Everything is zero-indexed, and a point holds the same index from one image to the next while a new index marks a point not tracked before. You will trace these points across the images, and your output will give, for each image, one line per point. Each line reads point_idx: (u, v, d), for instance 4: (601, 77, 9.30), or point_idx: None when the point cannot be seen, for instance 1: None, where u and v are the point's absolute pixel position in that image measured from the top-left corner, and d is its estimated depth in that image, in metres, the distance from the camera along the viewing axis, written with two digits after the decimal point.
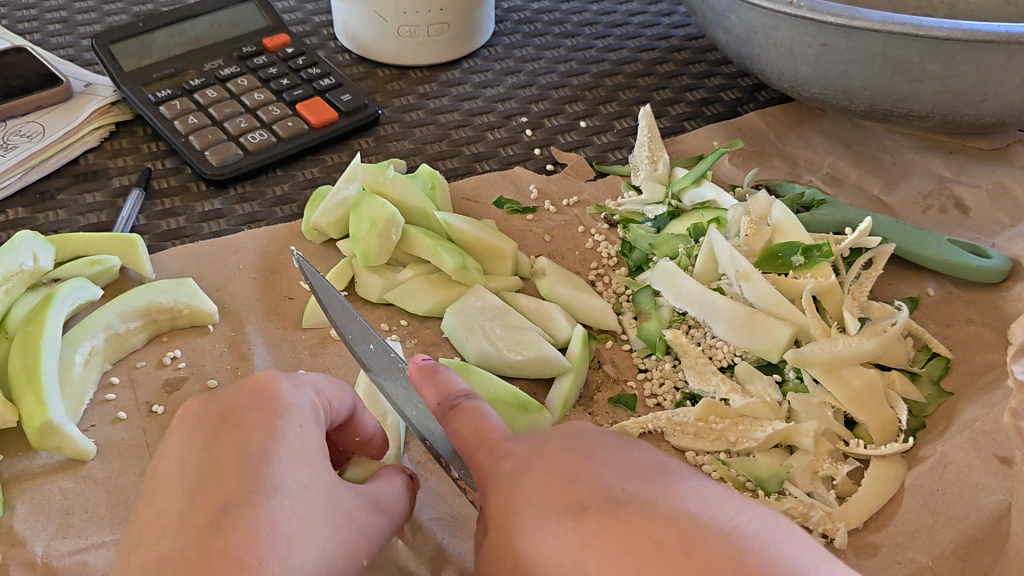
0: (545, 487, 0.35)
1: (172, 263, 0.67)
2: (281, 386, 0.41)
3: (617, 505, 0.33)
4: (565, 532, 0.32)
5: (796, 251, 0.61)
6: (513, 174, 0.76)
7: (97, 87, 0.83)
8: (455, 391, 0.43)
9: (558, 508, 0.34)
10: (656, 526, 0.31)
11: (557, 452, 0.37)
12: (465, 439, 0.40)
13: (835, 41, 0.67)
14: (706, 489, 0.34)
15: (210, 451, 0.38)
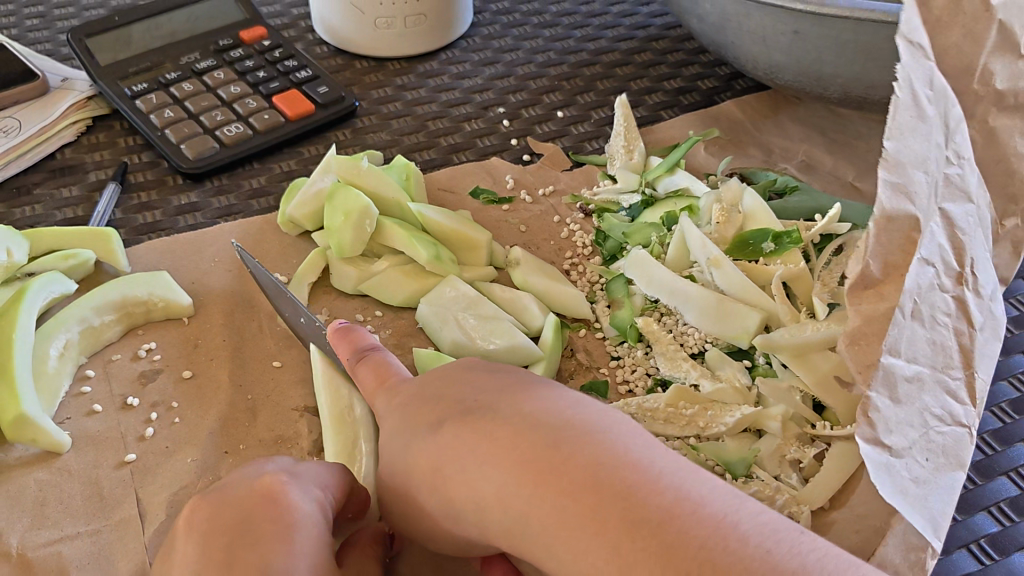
0: (427, 403, 0.44)
1: (148, 257, 0.67)
2: (290, 493, 0.43)
3: (472, 414, 0.41)
4: (445, 438, 0.41)
5: (766, 237, 0.61)
6: (490, 165, 0.77)
7: (74, 81, 0.83)
8: (366, 347, 0.50)
9: (437, 422, 0.42)
10: (499, 426, 0.39)
11: (442, 377, 0.45)
12: (369, 383, 0.48)
13: (806, 29, 0.67)
14: (551, 391, 0.42)
15: (228, 561, 0.39)
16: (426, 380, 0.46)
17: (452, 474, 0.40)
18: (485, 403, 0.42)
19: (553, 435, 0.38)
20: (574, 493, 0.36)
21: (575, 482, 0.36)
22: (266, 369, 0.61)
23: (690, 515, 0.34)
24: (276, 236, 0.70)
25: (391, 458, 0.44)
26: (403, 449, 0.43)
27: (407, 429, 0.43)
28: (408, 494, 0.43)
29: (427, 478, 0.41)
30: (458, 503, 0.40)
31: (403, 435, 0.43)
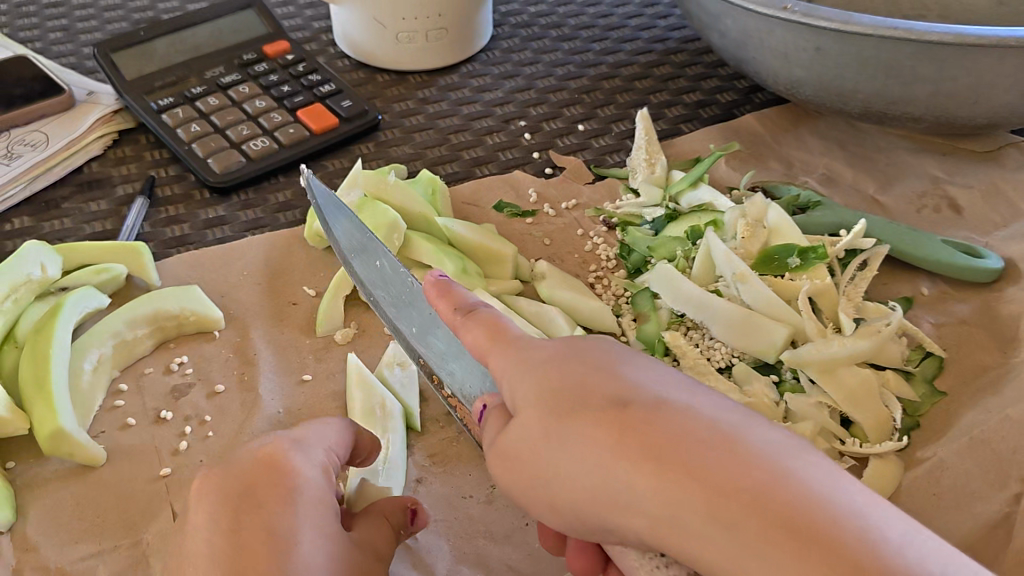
0: (569, 389, 0.36)
1: (178, 271, 0.68)
2: (295, 461, 0.45)
3: (625, 406, 0.34)
4: (596, 431, 0.34)
5: (792, 253, 0.62)
6: (513, 178, 0.77)
7: (100, 95, 0.84)
8: (473, 301, 0.41)
9: (582, 412, 0.35)
10: (657, 420, 0.33)
11: (585, 359, 0.37)
12: (480, 345, 0.40)
13: (828, 45, 0.68)
14: (710, 397, 0.35)
15: (238, 528, 0.41)
16: (561, 356, 0.37)
17: (604, 484, 0.34)
18: (648, 397, 0.35)
19: (745, 467, 0.31)
20: (763, 523, 0.30)
21: (775, 511, 0.30)
22: (296, 382, 0.62)
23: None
24: (304, 250, 0.71)
25: (517, 450, 0.37)
26: (535, 442, 0.36)
27: (542, 417, 0.36)
28: (538, 487, 0.36)
29: (537, 466, 0.36)
30: (605, 507, 0.34)
31: (537, 423, 0.36)
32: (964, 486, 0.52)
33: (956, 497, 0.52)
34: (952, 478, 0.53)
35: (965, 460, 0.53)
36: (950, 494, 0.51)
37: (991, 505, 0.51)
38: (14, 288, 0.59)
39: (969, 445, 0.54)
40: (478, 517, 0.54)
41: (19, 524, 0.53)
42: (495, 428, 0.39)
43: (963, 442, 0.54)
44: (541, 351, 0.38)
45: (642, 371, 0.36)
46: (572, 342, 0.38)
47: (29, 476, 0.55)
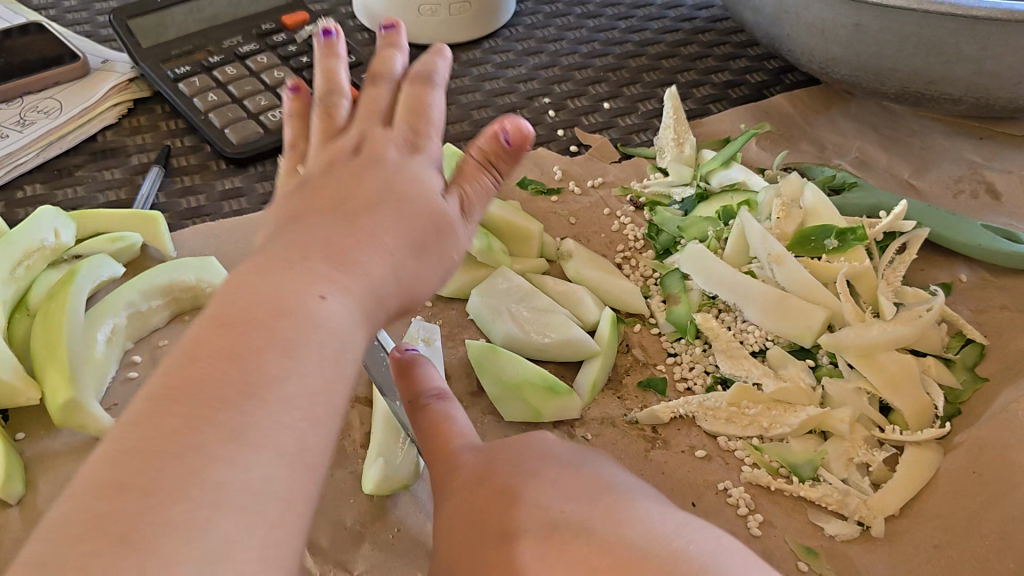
0: (484, 516, 0.37)
1: (194, 242, 0.66)
2: (427, 79, 0.47)
3: (537, 532, 0.35)
4: (515, 562, 0.34)
5: (830, 234, 0.60)
6: (537, 155, 0.75)
7: (115, 64, 0.82)
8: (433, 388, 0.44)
9: (497, 535, 0.36)
10: (572, 544, 0.34)
11: (496, 476, 0.39)
12: (429, 439, 0.42)
13: (869, 21, 0.65)
14: (639, 507, 0.35)
15: (346, 168, 0.40)
16: (483, 466, 0.40)
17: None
18: (555, 517, 0.35)
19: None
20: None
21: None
22: None
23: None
24: None
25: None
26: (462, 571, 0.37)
27: (459, 556, 0.37)
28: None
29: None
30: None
31: (458, 563, 0.37)
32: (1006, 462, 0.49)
33: (997, 473, 0.49)
34: (991, 456, 0.50)
35: (1004, 434, 0.51)
36: (993, 476, 0.49)
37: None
38: (27, 255, 0.58)
39: (1006, 419, 0.52)
40: None
41: (28, 496, 0.51)
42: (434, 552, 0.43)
43: (997, 418, 0.52)
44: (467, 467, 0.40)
45: (555, 483, 0.38)
46: (489, 455, 0.41)
47: (39, 447, 0.53)
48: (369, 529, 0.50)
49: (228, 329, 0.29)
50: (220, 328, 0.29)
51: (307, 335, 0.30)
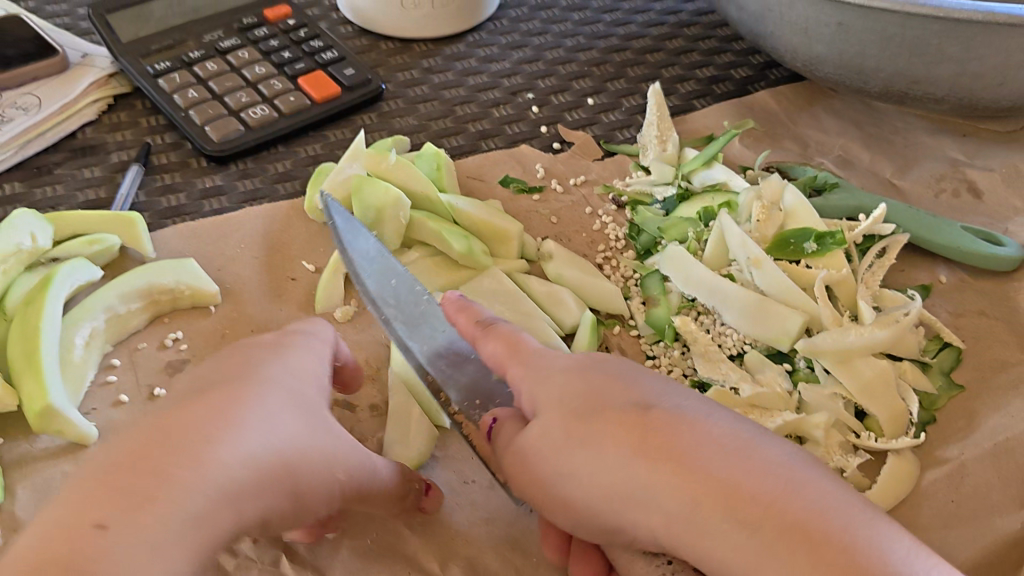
0: (584, 404, 0.41)
1: (174, 242, 0.66)
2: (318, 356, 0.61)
3: (636, 418, 0.39)
4: (617, 442, 0.38)
5: (808, 238, 0.60)
6: (520, 153, 0.75)
7: (95, 57, 0.81)
8: (491, 316, 0.48)
9: (605, 418, 0.39)
10: (669, 437, 0.38)
11: (594, 376, 0.42)
12: (498, 355, 0.46)
13: (851, 20, 0.65)
14: (730, 425, 0.39)
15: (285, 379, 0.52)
16: (577, 380, 0.42)
17: (618, 486, 0.38)
18: (670, 407, 0.39)
19: (750, 476, 0.36)
20: (788, 537, 0.34)
21: (813, 554, 0.33)
22: None
23: (848, 542, 0.33)
24: (303, 224, 0.69)
25: (537, 449, 0.41)
26: (552, 448, 0.40)
27: (560, 435, 0.40)
28: (558, 490, 0.40)
29: (552, 467, 0.40)
30: (623, 510, 0.38)
31: (553, 437, 0.40)
32: (985, 493, 0.51)
33: (975, 506, 0.50)
34: (971, 485, 0.51)
35: (986, 467, 0.52)
36: (969, 505, 0.50)
37: (1012, 521, 0.49)
38: (4, 258, 0.57)
39: (994, 450, 0.53)
40: (484, 507, 0.52)
41: (7, 504, 0.51)
42: (507, 436, 0.44)
43: (985, 447, 0.53)
44: (559, 363, 0.44)
45: (642, 381, 0.42)
46: (582, 359, 0.44)
47: (18, 453, 0.53)
48: (346, 533, 0.50)
49: (125, 474, 0.34)
50: (116, 478, 0.34)
51: (146, 521, 0.33)
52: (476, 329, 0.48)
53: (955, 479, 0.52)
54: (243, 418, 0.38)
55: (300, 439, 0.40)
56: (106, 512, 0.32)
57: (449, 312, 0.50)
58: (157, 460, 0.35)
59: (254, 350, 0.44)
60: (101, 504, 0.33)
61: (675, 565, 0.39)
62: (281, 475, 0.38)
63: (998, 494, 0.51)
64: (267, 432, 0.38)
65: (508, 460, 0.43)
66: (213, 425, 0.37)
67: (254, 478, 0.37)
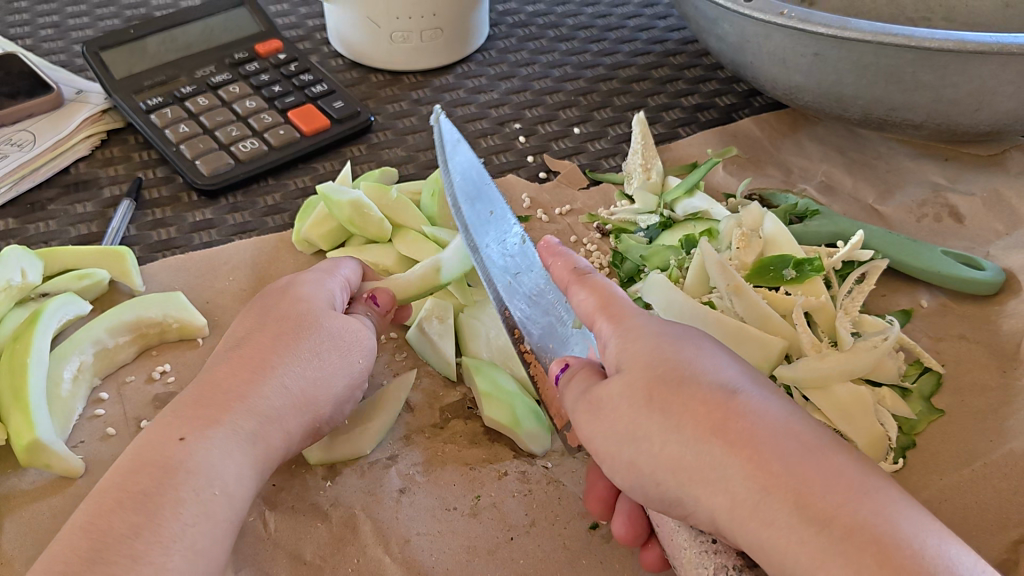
0: (666, 371, 0.42)
1: (163, 276, 0.67)
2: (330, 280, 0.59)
3: (721, 394, 0.40)
4: (700, 413, 0.39)
5: (787, 264, 0.61)
6: (506, 183, 0.76)
7: (89, 94, 0.83)
8: (587, 268, 0.49)
9: (688, 395, 0.40)
10: (752, 422, 0.39)
11: (681, 346, 0.43)
12: (589, 307, 0.47)
13: (827, 51, 0.66)
14: (801, 420, 0.40)
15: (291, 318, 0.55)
16: (660, 345, 0.43)
17: (689, 460, 0.39)
18: (757, 397, 0.40)
19: (823, 476, 0.37)
20: (852, 539, 0.35)
21: (880, 557, 0.34)
22: None
23: (916, 551, 0.34)
24: (291, 255, 0.70)
25: (611, 406, 0.42)
26: (630, 409, 0.41)
27: (638, 395, 0.41)
28: (628, 450, 0.42)
29: (625, 424, 0.42)
30: (690, 485, 0.39)
31: (630, 396, 0.42)
32: (961, 513, 0.51)
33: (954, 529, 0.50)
34: (950, 508, 0.51)
35: (963, 491, 0.52)
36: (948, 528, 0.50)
37: (991, 543, 0.49)
38: None
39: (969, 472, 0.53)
40: (462, 532, 0.53)
41: None
42: (581, 385, 0.45)
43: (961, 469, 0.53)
44: (649, 327, 0.45)
45: (721, 359, 0.43)
46: (670, 326, 0.45)
47: (6, 487, 0.54)
48: (328, 563, 0.50)
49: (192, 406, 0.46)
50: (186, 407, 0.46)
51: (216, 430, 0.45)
52: (572, 277, 0.48)
53: (934, 504, 0.52)
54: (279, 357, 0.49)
55: (330, 371, 0.51)
56: (185, 432, 0.44)
57: (548, 255, 0.51)
58: (212, 396, 0.46)
59: (286, 290, 0.54)
60: (176, 426, 0.45)
61: (718, 545, 0.42)
62: (315, 399, 0.50)
63: (976, 516, 0.51)
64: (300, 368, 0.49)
65: (578, 410, 0.45)
66: (255, 366, 0.48)
67: (288, 405, 0.48)
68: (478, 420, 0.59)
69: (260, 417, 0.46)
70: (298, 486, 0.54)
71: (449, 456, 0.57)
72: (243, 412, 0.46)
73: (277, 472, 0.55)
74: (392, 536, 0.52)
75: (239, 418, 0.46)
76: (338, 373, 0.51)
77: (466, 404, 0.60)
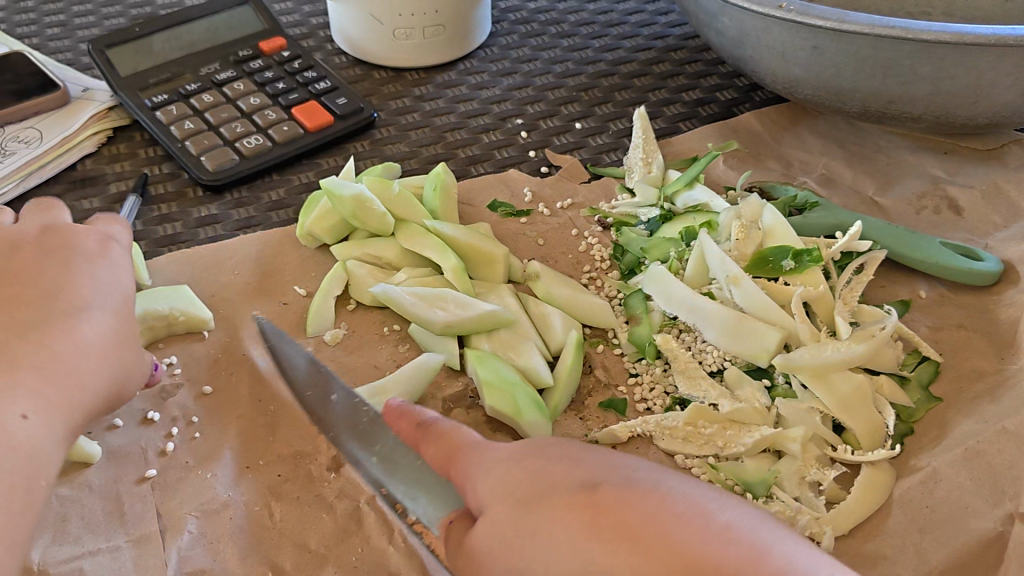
0: (534, 483, 0.36)
1: (169, 269, 0.67)
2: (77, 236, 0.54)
3: (591, 491, 0.35)
4: (569, 516, 0.34)
5: (786, 255, 0.62)
6: (508, 177, 0.77)
7: (95, 92, 0.83)
8: (433, 417, 0.43)
9: (551, 502, 0.35)
10: (627, 512, 0.33)
11: (540, 454, 0.38)
12: (440, 456, 0.41)
13: (825, 44, 0.66)
14: (690, 491, 0.35)
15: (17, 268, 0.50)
16: (517, 456, 0.38)
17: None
18: (622, 480, 0.35)
19: (721, 551, 0.32)
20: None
21: None
22: None
23: None
24: (295, 250, 0.70)
25: (490, 556, 0.35)
26: (505, 548, 0.35)
27: (509, 521, 0.35)
28: None
29: (502, 564, 0.35)
30: None
31: (504, 523, 0.35)
32: (955, 497, 0.51)
33: (950, 511, 0.51)
34: (945, 490, 0.52)
35: (961, 474, 0.52)
36: (944, 511, 0.51)
37: (986, 524, 0.50)
38: None
39: (966, 456, 0.53)
40: None
41: None
42: (456, 539, 0.38)
43: (957, 452, 0.53)
44: (505, 451, 0.39)
45: (594, 459, 0.37)
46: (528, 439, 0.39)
47: None
48: (333, 550, 0.51)
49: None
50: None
51: (29, 377, 0.45)
52: (418, 431, 0.42)
53: (931, 487, 0.52)
54: (73, 321, 0.48)
55: (127, 337, 0.51)
56: (11, 402, 0.43)
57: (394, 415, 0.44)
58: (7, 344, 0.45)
59: (80, 258, 0.52)
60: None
61: None
62: (111, 356, 0.49)
63: (973, 499, 0.51)
64: (93, 331, 0.49)
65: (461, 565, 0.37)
66: (51, 320, 0.47)
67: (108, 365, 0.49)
68: (480, 409, 0.60)
69: (86, 381, 0.47)
70: (302, 475, 0.55)
71: None
72: (42, 367, 0.45)
73: (283, 461, 0.56)
74: (397, 523, 0.53)
75: (40, 372, 0.45)
76: (125, 331, 0.51)
77: (468, 394, 0.61)
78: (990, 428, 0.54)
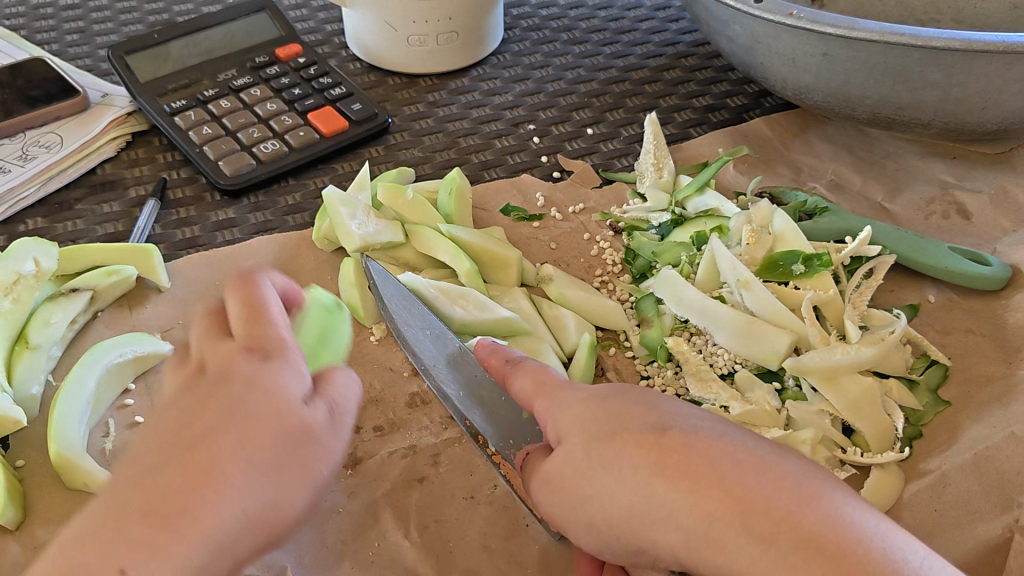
0: (612, 421, 0.42)
1: (188, 272, 0.68)
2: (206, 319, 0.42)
3: (661, 434, 0.40)
4: (642, 454, 0.40)
5: (796, 259, 0.63)
6: (521, 182, 0.78)
7: (114, 97, 0.85)
8: (520, 357, 0.50)
9: (624, 439, 0.40)
10: (693, 455, 0.39)
11: (618, 400, 0.43)
12: (526, 390, 0.47)
13: (836, 51, 0.67)
14: (743, 439, 0.40)
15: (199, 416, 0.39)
16: (597, 402, 0.43)
17: (639, 507, 0.39)
18: (688, 427, 0.40)
19: (771, 489, 0.37)
20: (802, 550, 0.35)
21: (829, 564, 0.34)
22: None
23: (865, 554, 0.35)
24: (312, 253, 0.72)
25: (561, 476, 0.42)
26: (576, 471, 0.42)
27: (586, 451, 0.41)
28: (582, 511, 0.42)
29: (574, 485, 0.42)
30: (643, 529, 0.39)
31: (581, 452, 0.41)
32: (964, 500, 0.52)
33: (958, 515, 0.51)
34: (953, 494, 0.53)
35: (969, 479, 0.53)
36: (952, 515, 0.52)
37: (992, 527, 0.51)
38: (7, 287, 0.60)
39: (974, 460, 0.54)
40: (479, 518, 0.54)
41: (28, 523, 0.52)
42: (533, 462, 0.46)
43: (966, 456, 0.54)
44: (580, 394, 0.45)
45: (661, 406, 0.43)
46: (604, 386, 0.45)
47: (42, 473, 0.55)
48: (351, 546, 0.52)
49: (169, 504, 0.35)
50: (122, 516, 0.34)
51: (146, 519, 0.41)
52: (507, 367, 0.49)
53: (940, 491, 0.53)
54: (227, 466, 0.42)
55: None
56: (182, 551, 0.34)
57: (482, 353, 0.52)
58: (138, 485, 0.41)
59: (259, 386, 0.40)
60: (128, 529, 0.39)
61: None
62: None
63: (981, 503, 0.52)
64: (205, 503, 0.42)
65: (534, 486, 0.45)
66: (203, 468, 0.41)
67: None
68: None
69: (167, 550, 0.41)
70: None
71: (465, 446, 0.58)
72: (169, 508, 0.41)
73: None
74: (413, 522, 0.54)
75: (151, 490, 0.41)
76: None
77: None
78: (997, 432, 0.55)
